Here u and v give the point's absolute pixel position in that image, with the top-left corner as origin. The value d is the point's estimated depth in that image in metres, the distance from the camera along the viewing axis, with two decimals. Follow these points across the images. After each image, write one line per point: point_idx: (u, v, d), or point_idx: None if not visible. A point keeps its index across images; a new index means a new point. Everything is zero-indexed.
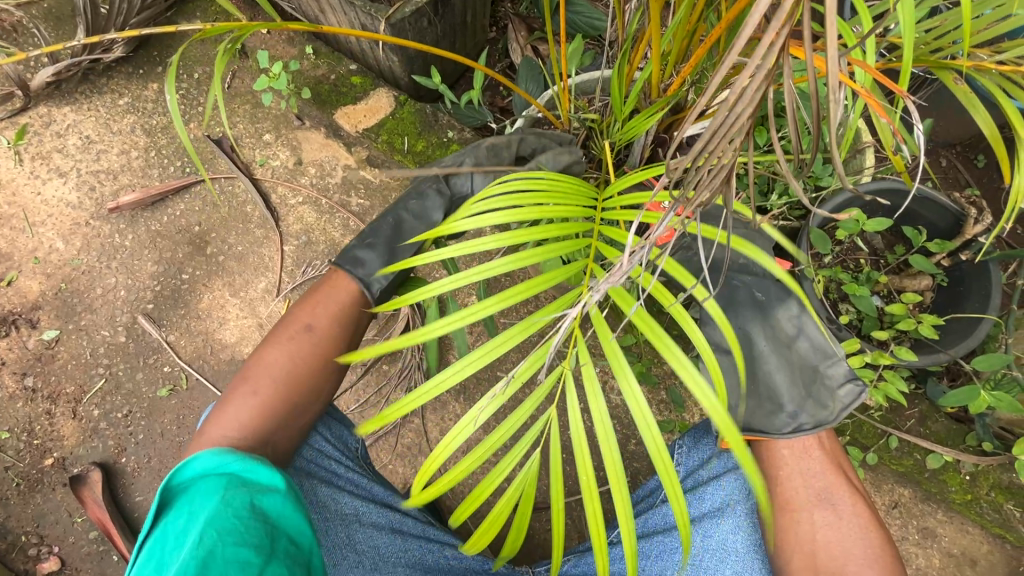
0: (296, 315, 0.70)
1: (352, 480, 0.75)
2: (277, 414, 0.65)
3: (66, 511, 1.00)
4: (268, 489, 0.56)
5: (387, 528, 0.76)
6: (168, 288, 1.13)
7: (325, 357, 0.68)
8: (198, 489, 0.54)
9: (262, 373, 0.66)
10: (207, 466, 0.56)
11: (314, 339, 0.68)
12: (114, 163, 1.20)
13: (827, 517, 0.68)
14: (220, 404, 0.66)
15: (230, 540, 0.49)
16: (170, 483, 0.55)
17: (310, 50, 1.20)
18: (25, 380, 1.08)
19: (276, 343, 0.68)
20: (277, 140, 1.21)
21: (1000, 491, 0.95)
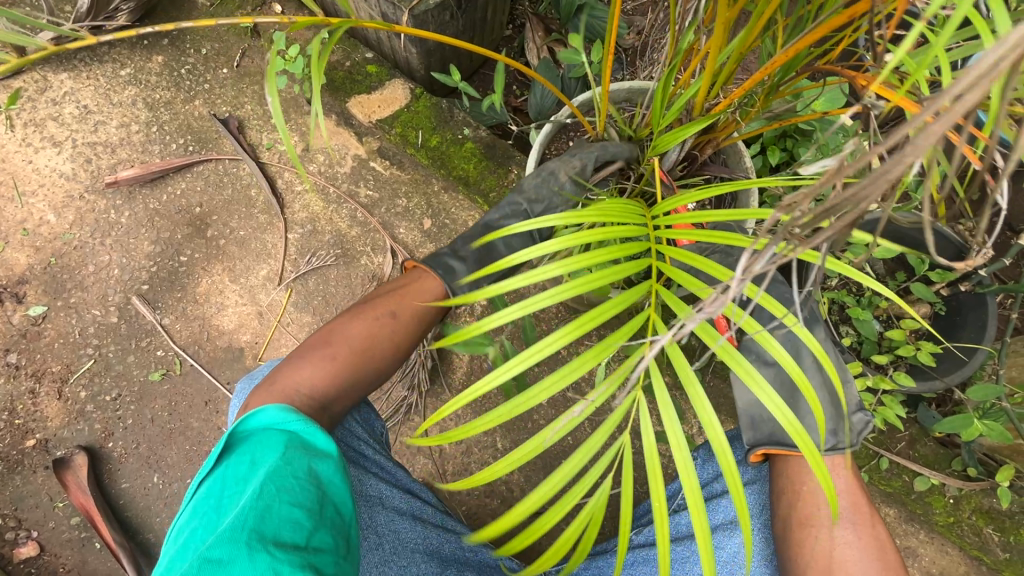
0: (386, 298, 0.69)
1: (378, 462, 0.73)
2: (344, 384, 0.65)
3: (47, 496, 0.97)
4: (324, 456, 0.59)
5: (408, 514, 0.73)
6: (164, 269, 1.10)
7: (400, 343, 0.68)
8: (261, 440, 0.58)
9: (338, 343, 0.66)
10: (271, 420, 0.59)
11: (393, 333, 0.68)
12: (112, 135, 1.16)
13: (847, 536, 0.68)
14: (295, 359, 0.67)
15: (285, 501, 0.54)
16: (239, 426, 0.59)
17: (325, 34, 1.18)
18: (8, 356, 1.03)
19: (359, 319, 0.68)
20: (286, 124, 1.18)
21: (981, 515, 0.98)
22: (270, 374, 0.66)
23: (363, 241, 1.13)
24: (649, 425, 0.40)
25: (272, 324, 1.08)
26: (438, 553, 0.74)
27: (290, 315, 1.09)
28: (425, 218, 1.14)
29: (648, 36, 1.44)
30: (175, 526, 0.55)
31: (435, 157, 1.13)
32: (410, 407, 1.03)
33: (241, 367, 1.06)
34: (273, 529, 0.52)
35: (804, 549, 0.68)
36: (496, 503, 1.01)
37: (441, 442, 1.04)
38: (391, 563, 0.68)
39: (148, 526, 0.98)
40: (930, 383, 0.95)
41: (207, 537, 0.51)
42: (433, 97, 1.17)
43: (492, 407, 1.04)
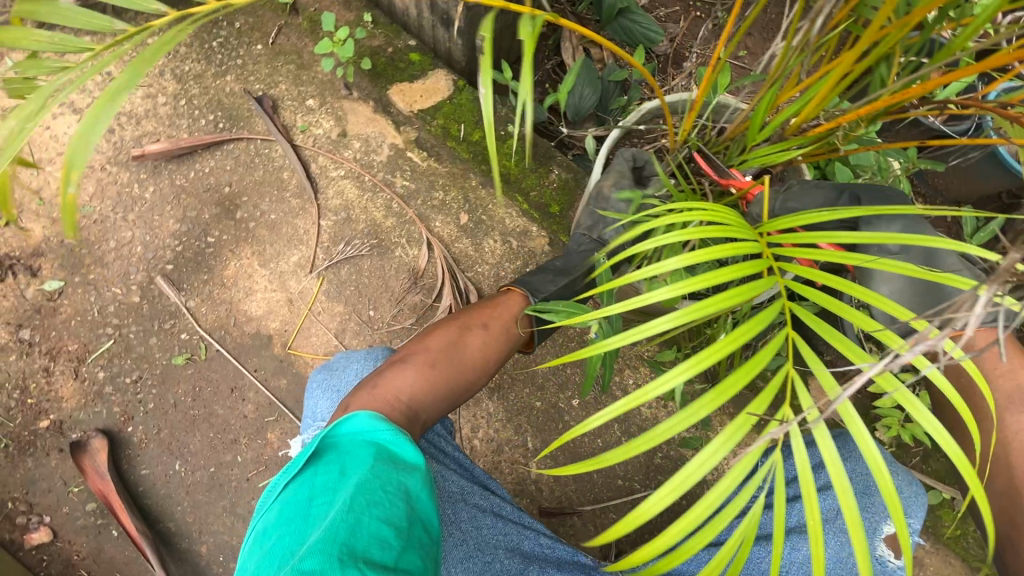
0: (477, 313, 0.78)
1: (457, 461, 0.82)
2: (440, 390, 0.72)
3: (61, 480, 0.93)
4: (412, 468, 0.59)
5: (489, 511, 0.79)
6: (190, 249, 1.06)
7: (490, 355, 0.76)
8: (351, 450, 0.59)
9: (435, 350, 0.74)
10: (359, 429, 0.60)
11: (484, 342, 0.76)
12: (138, 106, 1.11)
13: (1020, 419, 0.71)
14: (392, 366, 0.72)
15: (373, 513, 0.53)
16: (329, 434, 0.60)
17: (369, 17, 1.15)
18: (21, 332, 0.99)
19: (455, 330, 0.76)
20: (321, 107, 1.14)
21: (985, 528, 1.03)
22: (368, 379, 0.72)
23: (398, 232, 1.10)
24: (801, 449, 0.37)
25: (302, 313, 1.05)
26: (518, 548, 0.78)
27: (321, 304, 1.06)
28: (462, 213, 1.11)
29: (681, 43, 1.45)
30: (257, 536, 0.55)
31: (476, 152, 1.12)
32: None
33: (269, 355, 1.03)
34: (363, 546, 0.51)
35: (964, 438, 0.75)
36: (525, 502, 1.02)
37: (472, 440, 1.04)
38: (474, 557, 0.74)
39: (170, 515, 0.95)
40: None
41: (298, 550, 0.50)
42: (476, 91, 1.15)
43: (525, 407, 1.04)
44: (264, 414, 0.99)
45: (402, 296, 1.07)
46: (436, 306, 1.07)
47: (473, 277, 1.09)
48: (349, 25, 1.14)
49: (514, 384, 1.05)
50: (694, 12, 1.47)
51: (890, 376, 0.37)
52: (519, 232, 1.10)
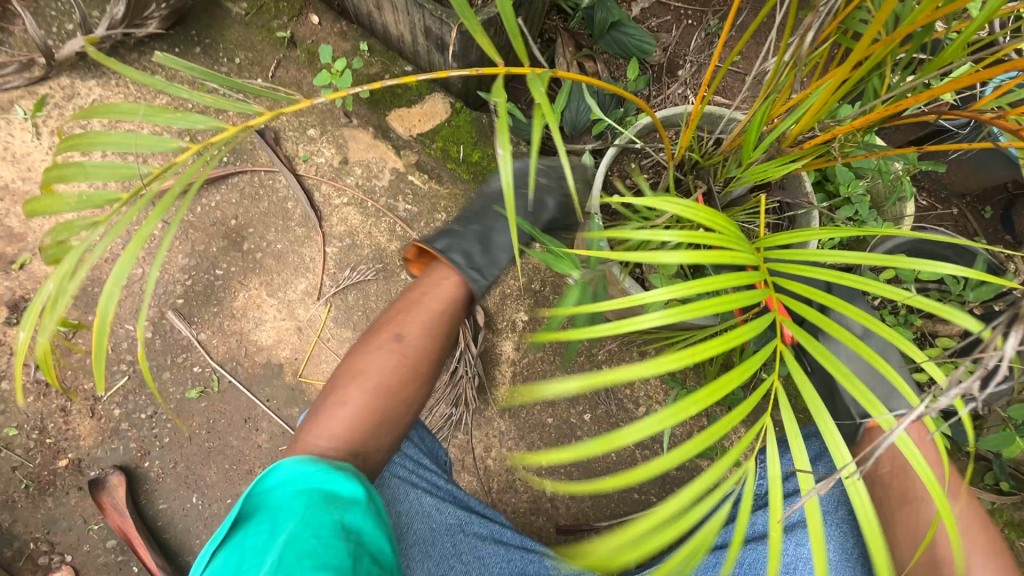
0: (386, 331, 0.85)
1: (450, 491, 0.82)
2: (370, 420, 0.76)
3: (81, 518, 0.94)
4: (351, 502, 0.61)
5: (489, 538, 0.80)
6: (200, 283, 1.07)
7: (409, 365, 0.82)
8: (279, 498, 0.60)
9: (365, 374, 0.80)
10: (288, 479, 0.61)
11: (399, 356, 0.82)
12: (144, 145, 1.13)
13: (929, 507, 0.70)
14: (314, 415, 0.77)
15: (310, 551, 0.54)
16: (255, 488, 0.61)
17: (365, 47, 1.17)
18: (37, 372, 1.00)
19: (373, 348, 0.83)
20: (322, 136, 1.16)
21: (1012, 527, 1.02)
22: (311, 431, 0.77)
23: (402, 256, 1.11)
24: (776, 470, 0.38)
25: (312, 340, 1.06)
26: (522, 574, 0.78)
27: (329, 330, 1.07)
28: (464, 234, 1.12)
29: (674, 52, 1.46)
30: None
31: (476, 172, 1.13)
32: (455, 423, 1.03)
33: (280, 384, 1.04)
34: None
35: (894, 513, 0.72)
36: (542, 520, 1.01)
37: (485, 460, 1.03)
38: None
39: (189, 548, 0.96)
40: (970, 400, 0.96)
41: None
42: (473, 112, 1.16)
43: (537, 425, 1.04)
44: (278, 444, 1.00)
45: None
46: None
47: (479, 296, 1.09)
48: (346, 55, 1.16)
49: (525, 402, 1.05)
50: (685, 21, 1.48)
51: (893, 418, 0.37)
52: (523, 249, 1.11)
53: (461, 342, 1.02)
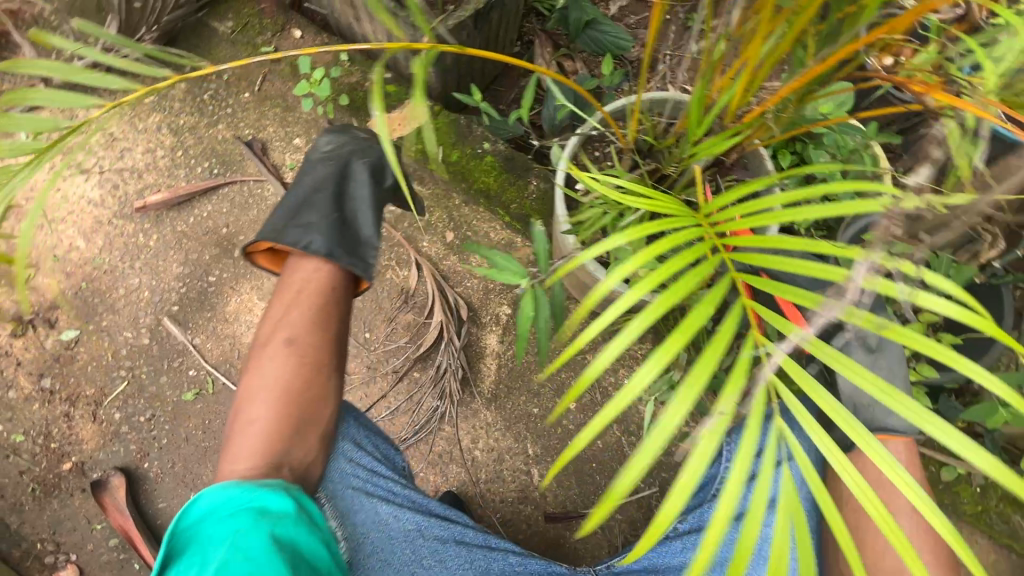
0: (274, 334, 0.76)
1: (409, 496, 0.83)
2: (285, 432, 0.69)
3: (85, 518, 0.97)
4: (282, 516, 0.60)
5: (451, 540, 0.81)
6: (194, 290, 1.11)
7: (311, 361, 0.73)
8: (206, 527, 0.57)
9: (261, 389, 0.71)
10: (214, 507, 0.58)
11: (292, 355, 0.73)
12: (139, 161, 1.18)
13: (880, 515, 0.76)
14: (227, 449, 0.69)
15: (246, 569, 0.53)
16: (174, 526, 0.57)
17: (345, 56, 1.21)
18: (41, 381, 1.04)
19: (264, 358, 0.73)
20: (308, 145, 1.20)
21: (1008, 503, 1.01)
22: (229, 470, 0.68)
23: (387, 256, 1.14)
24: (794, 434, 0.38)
25: None
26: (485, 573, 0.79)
27: None
28: (447, 232, 1.15)
29: (653, 47, 1.48)
30: None
31: (455, 172, 1.16)
32: (442, 416, 1.05)
33: None
34: None
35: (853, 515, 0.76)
36: (530, 509, 1.02)
37: (473, 451, 1.05)
38: None
39: None
40: (953, 374, 0.95)
41: None
42: (452, 114, 1.20)
43: (522, 415, 1.06)
44: None
45: (394, 315, 1.10)
46: (428, 323, 1.09)
47: (463, 292, 1.12)
48: (327, 65, 1.21)
49: (510, 393, 1.06)
50: (663, 16, 1.50)
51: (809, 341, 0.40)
52: (504, 245, 1.13)
53: (445, 337, 1.04)
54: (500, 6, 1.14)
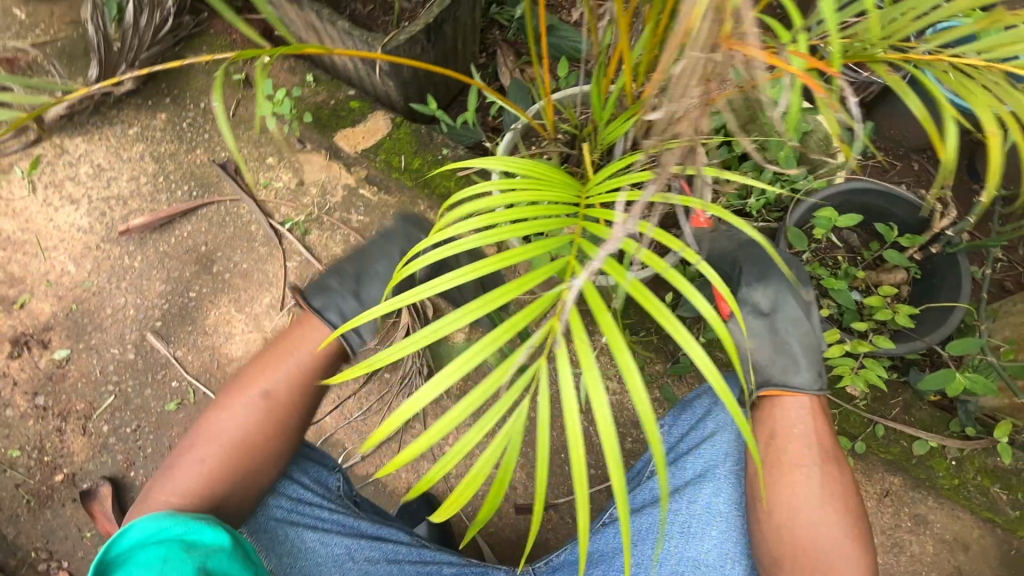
0: (253, 380, 0.79)
1: (337, 520, 0.84)
2: (231, 475, 0.75)
3: (76, 526, 1.03)
4: (215, 550, 0.65)
5: (382, 560, 0.82)
6: (176, 305, 1.17)
7: (279, 421, 0.78)
8: (138, 556, 0.63)
9: (219, 432, 0.76)
10: (149, 534, 0.64)
11: (263, 410, 0.77)
12: (124, 189, 1.25)
13: (811, 480, 0.62)
14: (167, 470, 0.75)
15: None
16: (108, 552, 0.63)
17: (311, 78, 1.28)
18: (36, 399, 1.11)
19: (238, 404, 0.77)
20: (280, 163, 1.26)
21: (986, 475, 0.99)
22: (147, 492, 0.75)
23: None
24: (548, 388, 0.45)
25: None
26: None
27: None
28: None
29: None
30: None
31: (418, 178, 1.20)
32: (411, 414, 1.07)
33: None
34: None
35: (785, 486, 0.62)
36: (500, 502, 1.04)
37: (443, 447, 1.07)
38: None
39: None
40: (912, 344, 0.95)
41: None
42: (414, 124, 1.25)
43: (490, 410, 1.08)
44: None
45: None
46: (396, 325, 1.13)
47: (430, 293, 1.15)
48: (294, 86, 1.27)
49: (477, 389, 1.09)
50: None
51: (610, 263, 0.44)
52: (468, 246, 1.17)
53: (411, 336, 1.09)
54: (453, 19, 1.16)
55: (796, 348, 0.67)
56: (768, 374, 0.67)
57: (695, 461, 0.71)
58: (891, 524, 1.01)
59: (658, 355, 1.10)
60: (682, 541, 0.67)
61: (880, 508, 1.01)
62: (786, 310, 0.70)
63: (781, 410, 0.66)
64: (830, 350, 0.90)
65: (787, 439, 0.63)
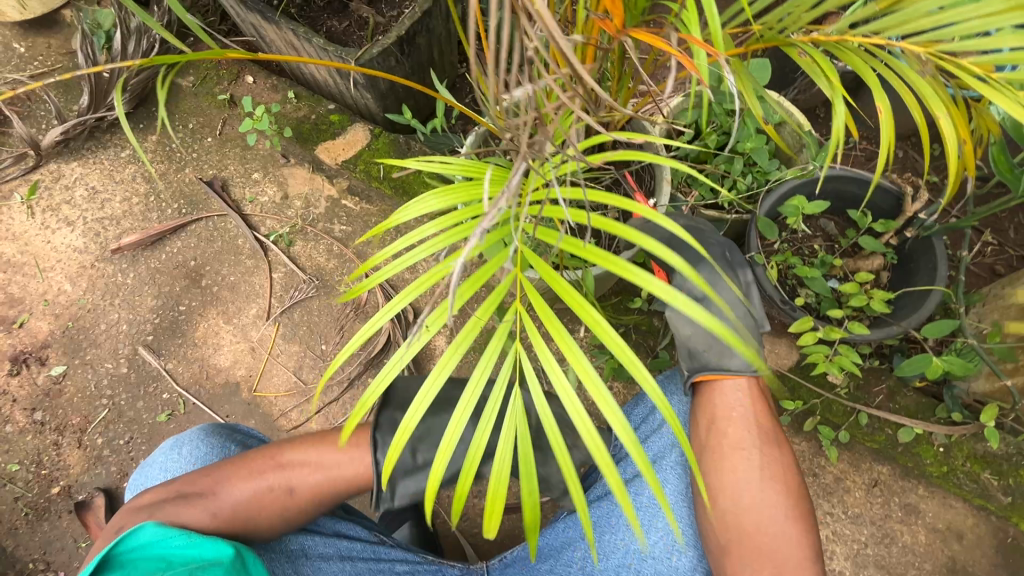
0: (294, 470, 0.72)
1: None
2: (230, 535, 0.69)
3: (72, 537, 1.06)
4: (212, 564, 0.64)
5: (336, 556, 0.80)
6: (167, 319, 1.21)
7: (291, 519, 0.72)
8: (138, 565, 0.62)
9: (232, 492, 0.70)
10: (148, 542, 0.64)
11: (284, 503, 0.71)
12: (117, 209, 1.29)
13: (751, 461, 0.70)
14: (175, 500, 0.69)
15: None
16: (112, 550, 0.62)
17: (292, 95, 1.32)
18: (34, 414, 1.14)
19: (269, 476, 0.72)
20: (265, 178, 1.29)
21: (975, 461, 0.98)
22: (147, 504, 0.70)
23: (340, 272, 1.21)
24: (537, 382, 0.48)
25: (263, 358, 1.17)
26: None
27: (279, 347, 1.18)
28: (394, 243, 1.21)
29: None
30: None
31: (397, 186, 1.23)
32: None
33: (239, 400, 1.15)
34: None
35: (728, 467, 0.70)
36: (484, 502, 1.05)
37: None
38: None
39: None
40: (889, 330, 0.94)
41: None
42: (393, 135, 1.28)
43: None
44: None
45: (347, 326, 1.17)
46: (379, 330, 1.15)
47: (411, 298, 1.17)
48: (276, 103, 1.31)
49: None
50: None
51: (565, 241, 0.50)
52: None
53: (393, 341, 1.11)
54: (426, 31, 1.18)
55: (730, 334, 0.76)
56: (707, 360, 0.76)
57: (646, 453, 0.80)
58: (881, 514, 0.99)
59: (638, 352, 1.10)
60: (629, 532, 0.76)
61: (869, 498, 1.00)
62: (719, 295, 0.79)
63: (724, 396, 0.74)
64: (803, 339, 0.90)
65: (729, 425, 0.72)
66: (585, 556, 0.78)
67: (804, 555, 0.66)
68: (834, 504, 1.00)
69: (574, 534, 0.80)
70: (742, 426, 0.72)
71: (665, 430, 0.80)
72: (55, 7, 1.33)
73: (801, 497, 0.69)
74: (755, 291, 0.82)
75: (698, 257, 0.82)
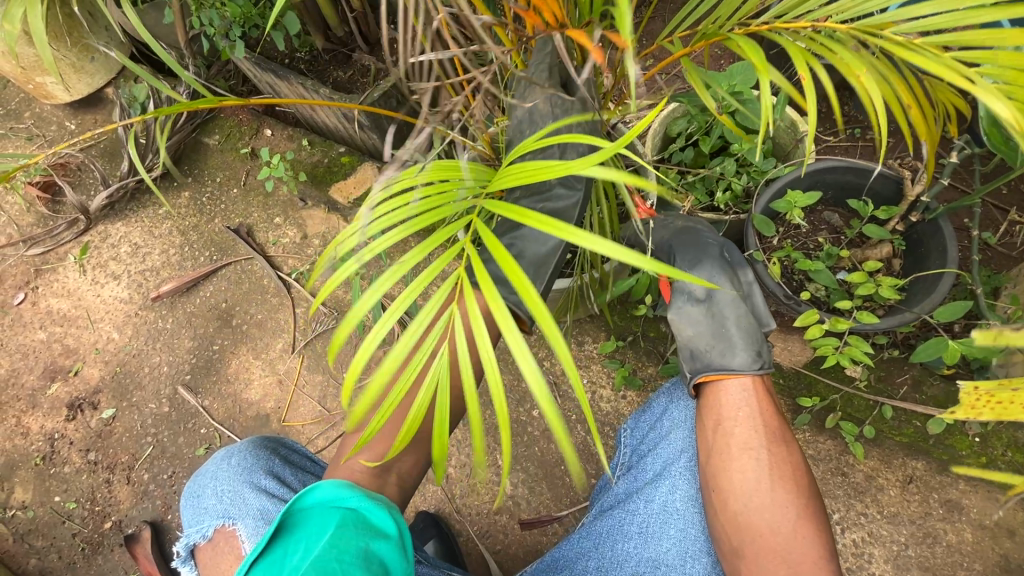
0: None
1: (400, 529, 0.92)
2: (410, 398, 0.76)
3: (124, 569, 1.16)
4: (382, 536, 0.63)
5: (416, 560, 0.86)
6: (202, 358, 1.29)
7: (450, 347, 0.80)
8: (314, 520, 0.63)
9: None
10: (328, 496, 0.64)
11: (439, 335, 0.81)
12: (156, 261, 1.40)
13: (757, 462, 0.70)
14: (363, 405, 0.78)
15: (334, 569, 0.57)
16: (295, 504, 0.64)
17: (306, 142, 1.42)
18: (88, 455, 1.24)
19: None
20: (286, 222, 1.39)
21: (1017, 450, 0.93)
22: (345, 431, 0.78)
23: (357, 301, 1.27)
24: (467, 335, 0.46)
25: (291, 389, 1.24)
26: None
27: (304, 377, 1.25)
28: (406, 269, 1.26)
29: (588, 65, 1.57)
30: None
31: None
32: None
33: (269, 431, 1.23)
34: None
35: (733, 468, 0.70)
36: (505, 518, 1.06)
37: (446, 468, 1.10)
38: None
39: None
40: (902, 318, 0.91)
41: None
42: None
43: (489, 429, 1.10)
44: None
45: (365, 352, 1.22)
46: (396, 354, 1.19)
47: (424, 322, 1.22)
48: (292, 151, 1.41)
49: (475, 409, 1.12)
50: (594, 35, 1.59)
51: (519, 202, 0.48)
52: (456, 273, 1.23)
53: None
54: None
55: (733, 333, 0.79)
56: (710, 360, 0.78)
57: (656, 459, 0.81)
58: (921, 513, 0.94)
59: (649, 359, 1.10)
60: (642, 541, 0.76)
61: (906, 496, 0.95)
62: (720, 294, 0.83)
63: (729, 399, 0.76)
64: (811, 334, 0.88)
65: (735, 425, 0.72)
66: (598, 565, 0.77)
67: (823, 562, 0.64)
68: (868, 504, 0.96)
69: (586, 545, 0.79)
70: (751, 429, 0.72)
71: (676, 436, 0.80)
72: (100, 86, 1.49)
73: (811, 499, 0.69)
74: (756, 292, 0.84)
75: (695, 260, 0.83)
